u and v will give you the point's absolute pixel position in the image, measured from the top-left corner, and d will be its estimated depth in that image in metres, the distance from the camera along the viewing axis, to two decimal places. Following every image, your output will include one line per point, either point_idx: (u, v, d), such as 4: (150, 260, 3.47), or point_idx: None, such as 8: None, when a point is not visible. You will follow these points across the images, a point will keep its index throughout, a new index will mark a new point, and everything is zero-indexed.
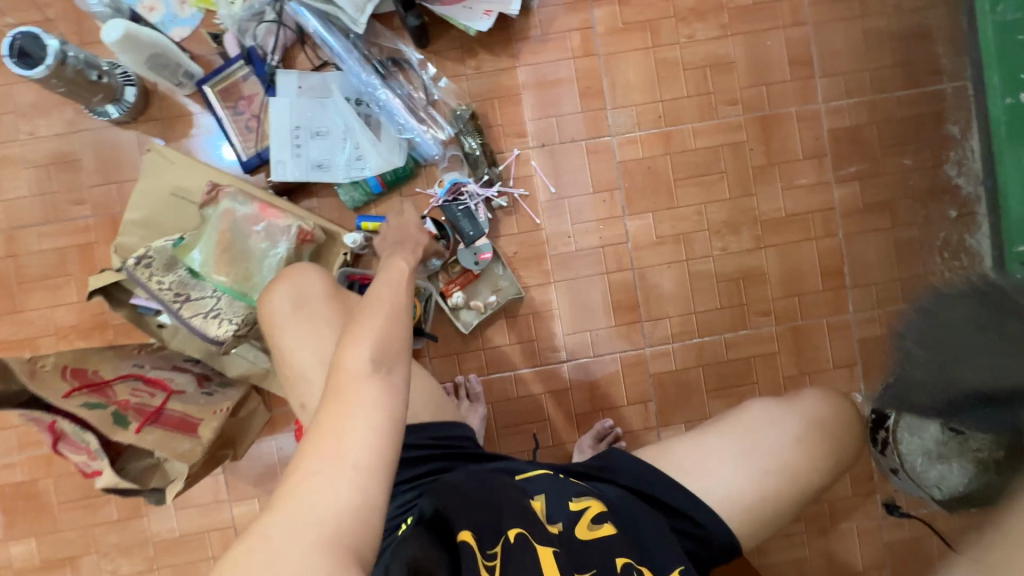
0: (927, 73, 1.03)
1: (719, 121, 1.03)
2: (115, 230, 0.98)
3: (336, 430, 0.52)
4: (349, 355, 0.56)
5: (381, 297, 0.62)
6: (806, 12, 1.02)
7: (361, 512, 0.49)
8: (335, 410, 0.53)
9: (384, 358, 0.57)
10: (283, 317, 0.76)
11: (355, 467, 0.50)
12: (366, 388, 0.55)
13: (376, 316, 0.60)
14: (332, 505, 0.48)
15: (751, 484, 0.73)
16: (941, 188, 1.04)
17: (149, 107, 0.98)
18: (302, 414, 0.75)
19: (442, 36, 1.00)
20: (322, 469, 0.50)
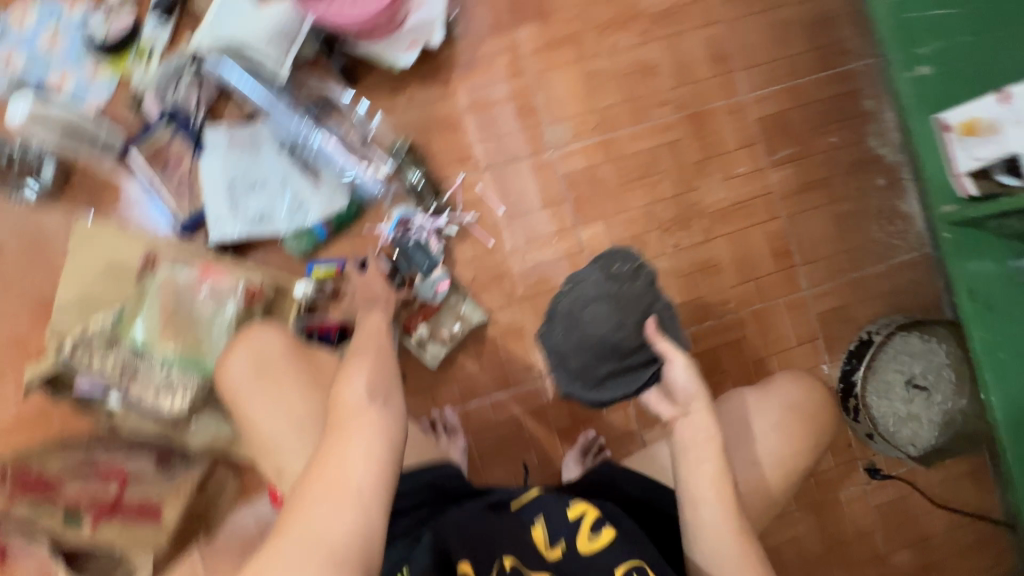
0: (837, 55, 1.09)
1: (653, 123, 1.06)
2: (47, 314, 0.92)
3: (337, 461, 0.53)
4: (347, 390, 0.59)
5: (368, 352, 0.64)
6: (718, 11, 1.07)
7: (362, 540, 0.50)
8: (334, 442, 0.55)
9: (380, 390, 0.59)
10: (244, 382, 0.72)
11: (355, 495, 0.52)
12: (366, 417, 0.56)
13: (372, 358, 0.63)
14: (337, 532, 0.50)
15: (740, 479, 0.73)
16: (867, 159, 1.09)
17: (71, 181, 0.94)
18: (276, 478, 0.72)
19: (370, 73, 0.99)
20: (325, 496, 0.52)
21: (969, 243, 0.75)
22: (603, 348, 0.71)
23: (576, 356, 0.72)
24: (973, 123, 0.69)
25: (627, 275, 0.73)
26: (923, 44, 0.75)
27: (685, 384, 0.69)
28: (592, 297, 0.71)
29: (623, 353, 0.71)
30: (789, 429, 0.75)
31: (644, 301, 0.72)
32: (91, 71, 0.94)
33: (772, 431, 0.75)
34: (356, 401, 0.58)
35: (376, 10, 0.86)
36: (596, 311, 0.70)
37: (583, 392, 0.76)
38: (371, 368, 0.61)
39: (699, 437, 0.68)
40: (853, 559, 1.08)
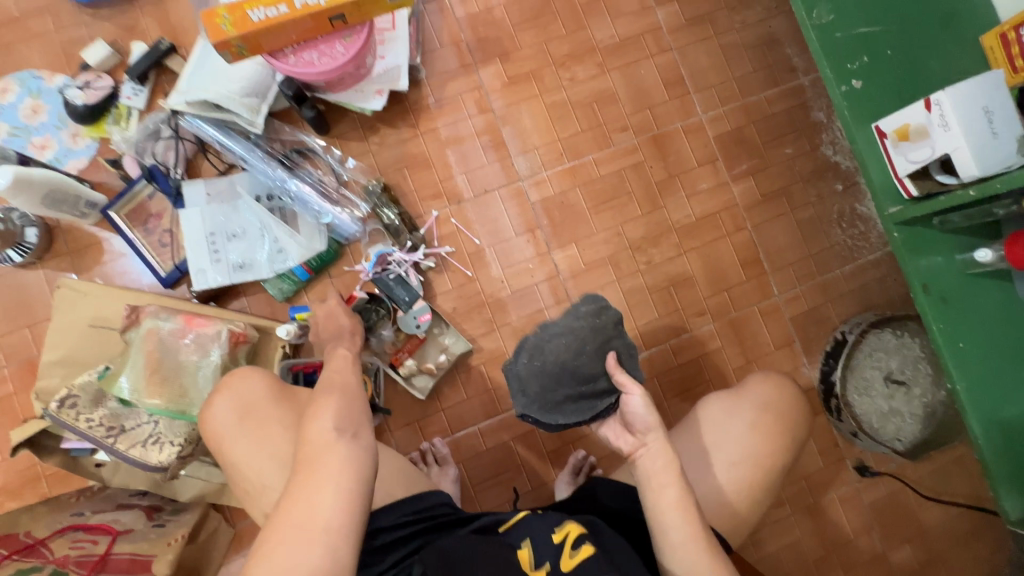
0: (784, 72, 1.15)
1: (616, 148, 1.10)
2: (33, 375, 0.93)
3: (308, 498, 0.56)
4: (312, 430, 0.61)
5: (343, 393, 0.66)
6: (668, 39, 1.13)
7: (332, 572, 0.53)
8: (304, 480, 0.57)
9: (348, 425, 0.62)
10: (228, 429, 0.73)
11: (324, 530, 0.54)
12: (334, 453, 0.59)
13: (338, 394, 0.65)
14: (303, 566, 0.52)
15: (724, 481, 0.75)
16: (823, 167, 1.14)
17: (54, 243, 0.96)
18: (265, 523, 0.73)
19: (342, 119, 1.04)
20: (291, 537, 0.54)
21: (921, 241, 0.78)
22: (563, 373, 0.76)
23: (536, 381, 0.77)
24: (906, 128, 0.74)
25: (591, 312, 0.79)
26: (853, 61, 0.80)
27: (644, 414, 0.68)
28: (558, 330, 0.78)
29: (580, 380, 0.76)
30: (765, 427, 0.77)
31: (605, 335, 0.77)
32: (72, 136, 0.98)
33: (749, 430, 0.77)
34: (326, 437, 0.60)
35: (342, 61, 0.90)
36: (558, 342, 0.76)
37: (540, 415, 0.79)
38: (337, 404, 0.63)
39: (657, 466, 0.67)
40: (852, 559, 1.08)
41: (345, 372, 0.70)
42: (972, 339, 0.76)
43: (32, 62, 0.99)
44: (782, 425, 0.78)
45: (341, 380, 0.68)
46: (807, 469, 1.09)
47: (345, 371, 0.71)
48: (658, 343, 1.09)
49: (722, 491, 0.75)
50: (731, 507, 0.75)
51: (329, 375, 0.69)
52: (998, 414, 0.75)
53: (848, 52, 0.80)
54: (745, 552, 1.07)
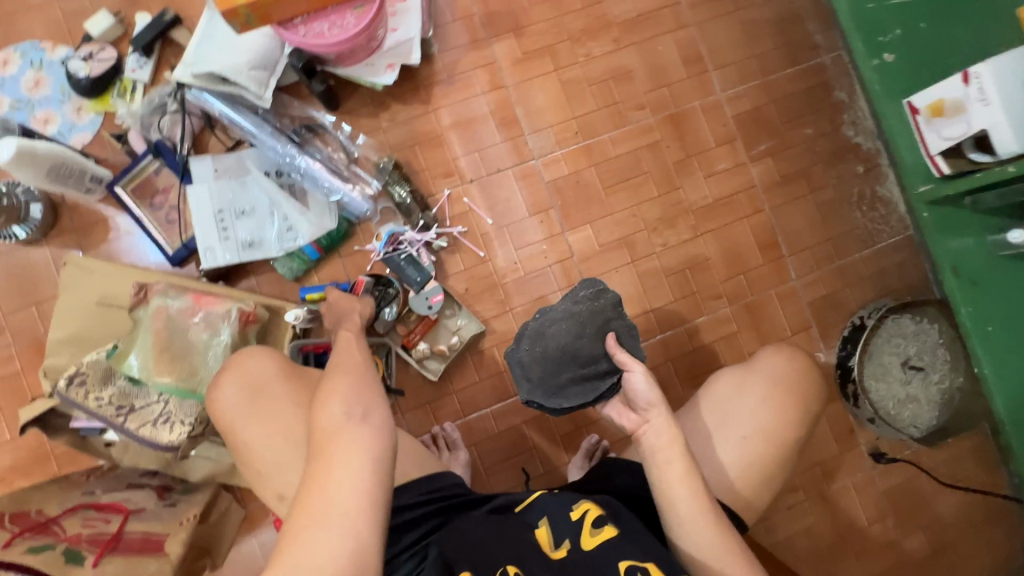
0: (806, 49, 1.11)
1: (633, 127, 1.08)
2: (40, 354, 0.92)
3: (327, 483, 0.54)
4: (323, 415, 0.59)
5: (354, 371, 0.64)
6: (687, 14, 1.10)
7: (354, 558, 0.51)
8: (321, 465, 0.56)
9: (357, 407, 0.60)
10: (235, 412, 0.72)
11: (343, 513, 0.53)
12: (346, 437, 0.57)
13: (342, 378, 0.63)
14: (325, 556, 0.50)
15: (738, 458, 0.72)
16: (844, 148, 1.11)
17: (59, 219, 0.94)
18: (278, 504, 0.72)
19: (352, 95, 1.01)
20: (312, 522, 0.52)
21: (949, 222, 0.76)
22: (564, 355, 0.76)
23: (539, 365, 0.77)
24: (940, 103, 0.71)
25: (589, 296, 0.79)
26: (886, 33, 0.77)
27: (646, 391, 0.66)
28: (559, 315, 0.77)
29: (582, 361, 0.76)
30: (777, 400, 0.74)
31: (603, 317, 0.77)
32: (75, 110, 0.95)
33: (760, 404, 0.74)
34: (336, 422, 0.58)
35: (353, 32, 0.87)
36: (558, 325, 0.76)
37: (545, 401, 0.78)
38: (344, 388, 0.61)
39: (661, 442, 0.65)
40: (865, 545, 1.08)
41: (356, 351, 0.68)
42: (1001, 322, 0.74)
43: (34, 33, 0.96)
44: (795, 398, 0.75)
45: (353, 359, 0.66)
46: (821, 454, 1.08)
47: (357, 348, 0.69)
48: (673, 327, 1.07)
49: (736, 471, 0.72)
50: (745, 484, 0.72)
51: (342, 353, 0.68)
52: None
53: (879, 24, 0.77)
54: (758, 536, 1.06)
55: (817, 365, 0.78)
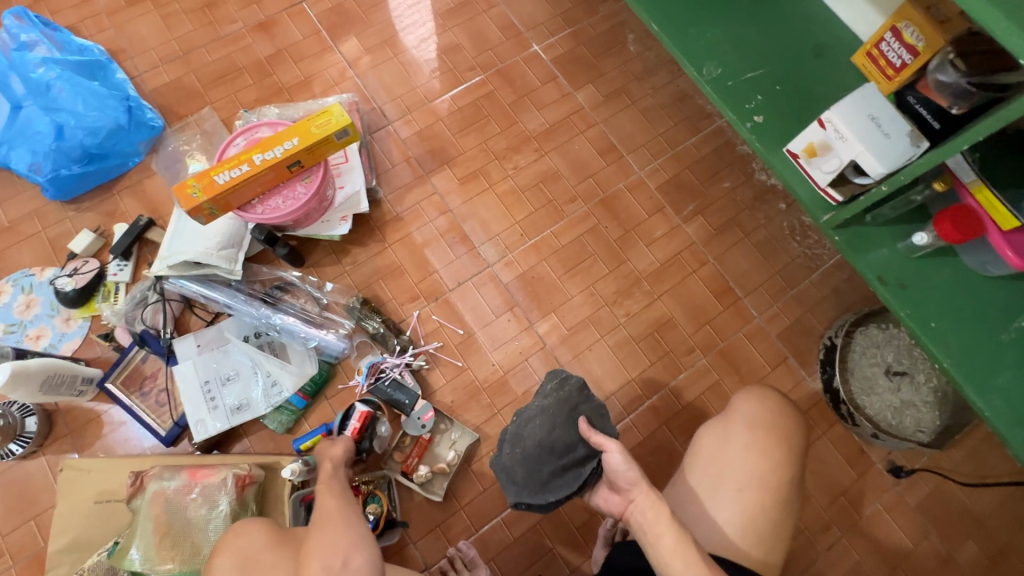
0: (702, 119, 1.27)
1: (570, 217, 1.18)
2: (42, 569, 0.91)
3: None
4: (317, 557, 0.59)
5: (342, 517, 0.65)
6: (592, 115, 1.26)
7: None
8: None
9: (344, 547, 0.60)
10: None
11: None
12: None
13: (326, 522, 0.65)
14: None
15: (741, 509, 0.72)
16: (763, 192, 1.22)
17: (54, 426, 0.98)
18: None
19: (314, 250, 1.11)
20: None
21: (861, 239, 0.84)
22: (542, 451, 0.79)
23: (522, 466, 0.80)
24: (812, 146, 0.82)
25: (554, 387, 0.83)
26: (751, 100, 0.90)
27: (619, 470, 0.68)
28: (536, 412, 0.81)
29: (560, 452, 0.78)
30: (761, 445, 0.76)
31: (571, 404, 0.80)
32: (65, 320, 1.03)
33: (745, 449, 0.75)
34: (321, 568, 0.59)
35: (305, 199, 0.99)
36: (533, 424, 0.81)
37: (533, 499, 0.80)
38: (327, 533, 0.63)
39: (651, 520, 0.65)
40: (920, 570, 1.02)
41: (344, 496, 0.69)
42: (941, 316, 0.79)
43: (24, 261, 1.07)
44: (775, 434, 0.77)
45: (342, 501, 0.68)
46: (841, 482, 1.06)
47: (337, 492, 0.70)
48: (658, 389, 1.10)
49: (741, 523, 0.72)
50: (754, 534, 0.72)
51: (331, 498, 0.69)
52: (990, 381, 0.75)
53: (742, 94, 0.90)
54: None
55: (787, 399, 0.81)
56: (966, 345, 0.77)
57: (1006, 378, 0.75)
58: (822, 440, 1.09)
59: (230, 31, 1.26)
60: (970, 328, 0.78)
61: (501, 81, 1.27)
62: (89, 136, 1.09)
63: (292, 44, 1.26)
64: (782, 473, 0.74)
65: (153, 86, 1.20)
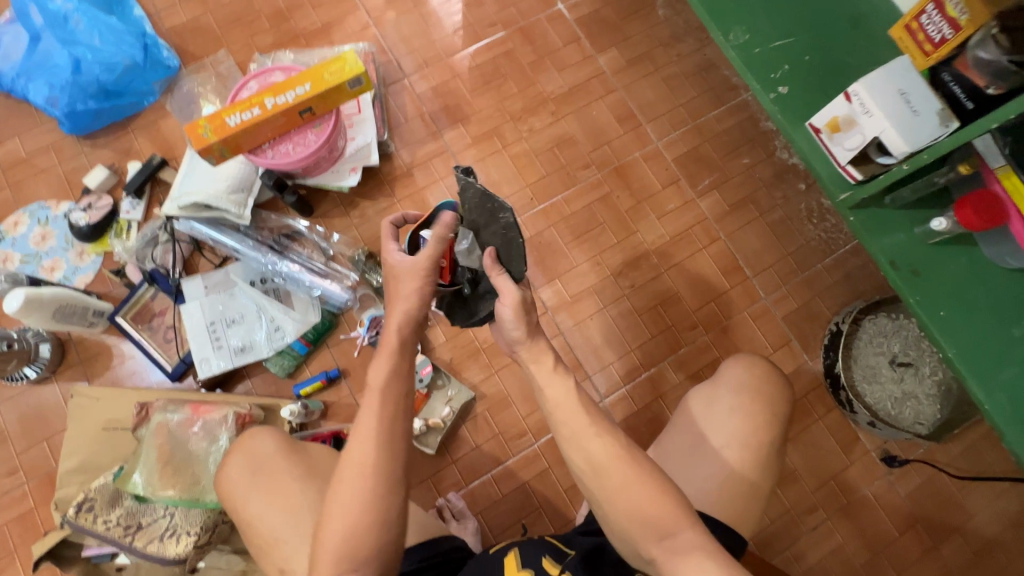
0: (727, 91, 1.23)
1: (582, 184, 1.17)
2: (52, 487, 0.95)
3: (337, 516, 0.58)
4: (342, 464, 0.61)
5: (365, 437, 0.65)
6: (613, 81, 1.22)
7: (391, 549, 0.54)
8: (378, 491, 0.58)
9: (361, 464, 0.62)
10: (242, 487, 0.73)
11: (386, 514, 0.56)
12: (359, 484, 0.58)
13: (379, 415, 0.61)
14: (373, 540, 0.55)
15: (717, 469, 0.75)
16: (783, 170, 1.19)
17: (66, 355, 1.01)
18: None
19: (323, 200, 1.11)
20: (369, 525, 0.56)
21: (877, 221, 0.81)
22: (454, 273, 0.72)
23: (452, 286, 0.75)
24: (835, 121, 0.79)
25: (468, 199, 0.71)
26: (776, 70, 0.86)
27: None
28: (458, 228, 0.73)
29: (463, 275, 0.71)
30: (744, 407, 0.78)
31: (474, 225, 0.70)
32: (78, 254, 1.06)
33: (732, 413, 0.78)
34: (363, 467, 0.59)
35: (315, 146, 0.98)
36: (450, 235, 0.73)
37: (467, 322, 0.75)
38: (374, 429, 0.60)
39: None
40: (902, 557, 1.03)
41: None
42: (951, 306, 0.77)
43: (40, 195, 1.09)
44: (763, 405, 0.78)
45: None
46: (833, 467, 1.07)
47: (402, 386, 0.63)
48: (657, 363, 1.10)
49: (716, 485, 0.74)
50: (731, 498, 0.74)
51: None
52: (993, 374, 0.74)
53: (768, 62, 0.87)
54: (786, 567, 1.03)
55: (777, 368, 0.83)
56: (972, 336, 0.76)
57: (1013, 373, 0.74)
58: (817, 424, 1.08)
59: None
60: (979, 319, 0.76)
61: (522, 40, 1.23)
62: (106, 72, 1.09)
63: None
64: (763, 446, 0.76)
65: (170, 25, 1.19)
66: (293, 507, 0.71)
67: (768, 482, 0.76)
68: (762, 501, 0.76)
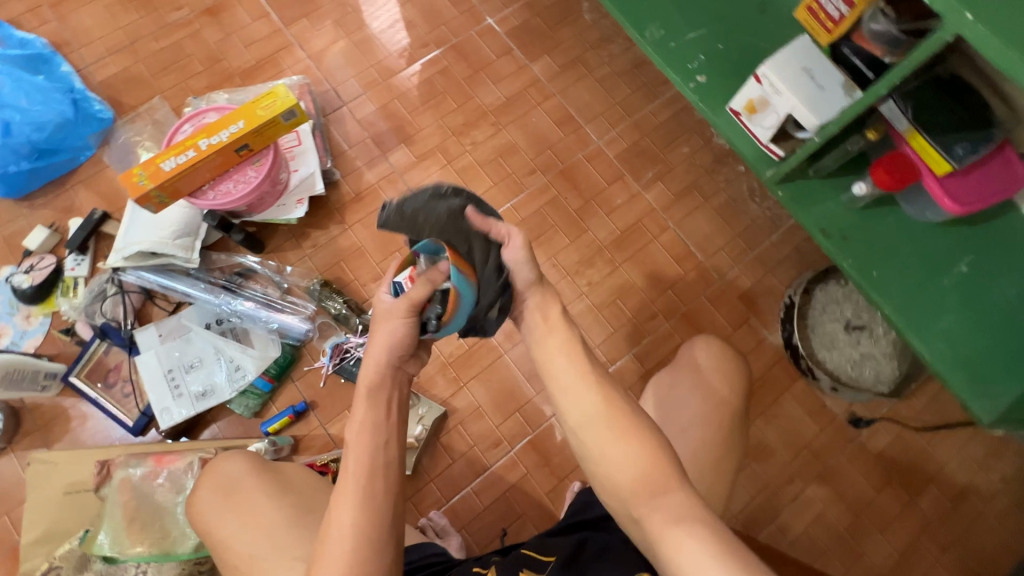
0: (660, 85, 1.26)
1: (530, 190, 1.19)
2: (16, 563, 0.92)
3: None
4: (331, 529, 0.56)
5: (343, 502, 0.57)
6: (549, 87, 1.25)
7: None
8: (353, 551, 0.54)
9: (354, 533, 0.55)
10: (212, 513, 0.71)
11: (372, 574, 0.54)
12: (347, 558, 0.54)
13: (357, 472, 0.58)
14: None
15: (683, 453, 0.77)
16: (723, 155, 1.23)
17: (21, 423, 0.98)
18: None
19: (274, 235, 1.11)
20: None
21: (804, 194, 0.85)
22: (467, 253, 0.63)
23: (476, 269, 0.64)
24: (751, 102, 0.82)
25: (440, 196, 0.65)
26: (693, 60, 0.90)
27: None
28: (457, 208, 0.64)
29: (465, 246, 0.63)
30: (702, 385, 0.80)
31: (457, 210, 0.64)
32: (25, 318, 1.03)
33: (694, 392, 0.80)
34: (343, 535, 0.55)
35: (256, 182, 0.99)
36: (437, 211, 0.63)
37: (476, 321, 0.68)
38: (356, 494, 0.57)
39: None
40: (882, 515, 1.06)
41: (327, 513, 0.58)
42: (883, 266, 0.81)
43: None
44: (720, 378, 0.81)
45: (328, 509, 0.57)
46: (804, 436, 1.09)
47: (371, 424, 0.60)
48: (623, 355, 1.11)
49: (683, 467, 0.76)
50: (699, 476, 0.75)
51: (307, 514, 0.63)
52: (931, 325, 0.77)
53: (684, 53, 0.90)
54: (773, 542, 1.04)
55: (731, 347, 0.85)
56: (908, 293, 0.79)
57: (949, 322, 0.77)
58: (785, 396, 1.11)
59: (176, 18, 1.24)
60: (912, 276, 0.80)
61: (456, 57, 1.25)
62: (36, 131, 1.08)
63: (241, 29, 1.24)
64: (725, 420, 0.78)
65: (101, 78, 1.18)
66: (265, 536, 0.68)
67: (734, 456, 0.78)
68: (730, 476, 0.77)
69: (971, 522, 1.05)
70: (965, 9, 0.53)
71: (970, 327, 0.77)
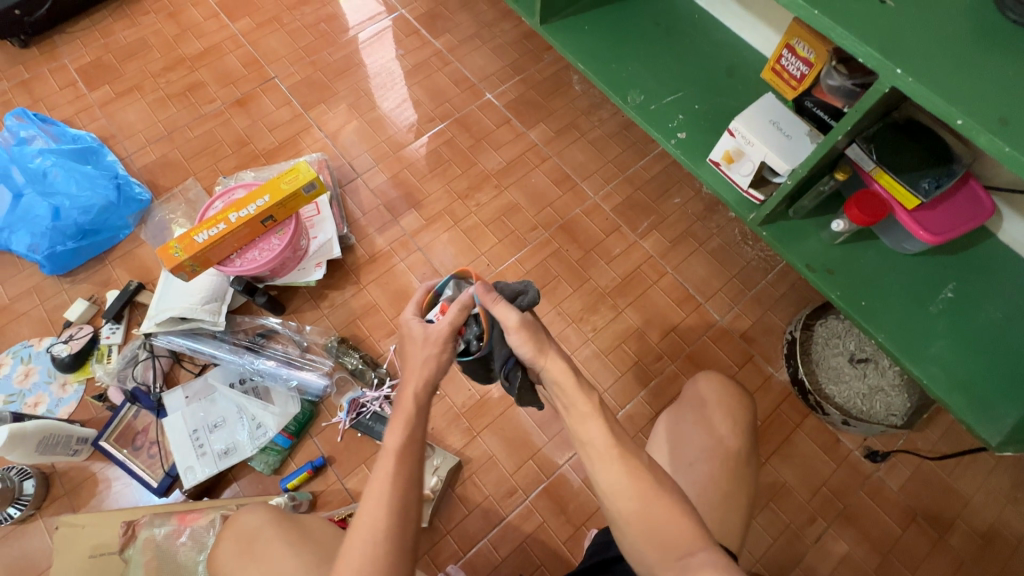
0: (649, 143, 1.36)
1: (532, 244, 1.26)
2: None
3: None
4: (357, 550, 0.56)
5: (385, 527, 0.57)
6: (546, 150, 1.36)
7: None
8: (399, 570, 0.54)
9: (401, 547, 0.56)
10: (233, 567, 0.72)
11: None
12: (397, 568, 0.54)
13: (409, 479, 0.59)
14: None
15: (695, 487, 0.78)
16: (712, 203, 1.30)
17: (51, 488, 1.02)
18: None
19: (294, 297, 1.18)
20: None
21: (786, 233, 0.91)
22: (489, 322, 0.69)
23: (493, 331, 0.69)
24: (728, 153, 0.90)
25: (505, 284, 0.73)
26: (672, 120, 0.99)
27: None
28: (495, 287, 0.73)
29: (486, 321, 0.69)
30: (706, 420, 0.83)
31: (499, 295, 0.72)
32: (61, 385, 1.09)
33: (699, 431, 0.82)
34: (393, 543, 0.56)
35: (279, 249, 1.07)
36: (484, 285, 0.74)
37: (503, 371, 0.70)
38: (409, 504, 0.58)
39: None
40: (912, 555, 1.02)
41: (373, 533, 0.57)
42: (871, 296, 0.85)
43: (23, 334, 1.15)
44: (725, 412, 0.83)
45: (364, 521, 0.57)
46: (821, 473, 1.08)
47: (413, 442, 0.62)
48: (632, 398, 1.13)
49: (695, 498, 0.77)
50: (712, 513, 0.76)
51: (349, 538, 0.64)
52: (925, 351, 0.80)
53: (663, 114, 1.00)
54: None
55: (732, 380, 0.88)
56: (898, 321, 0.82)
57: (941, 346, 0.80)
58: (797, 432, 1.11)
59: (210, 109, 1.39)
60: (898, 304, 0.84)
61: (459, 128, 1.37)
62: (82, 214, 1.19)
63: (266, 116, 1.38)
64: (732, 454, 0.80)
65: (142, 165, 1.32)
66: None
67: (744, 490, 0.78)
68: (742, 511, 0.77)
69: (1008, 560, 1.01)
70: (895, 65, 0.62)
71: (962, 351, 0.79)
